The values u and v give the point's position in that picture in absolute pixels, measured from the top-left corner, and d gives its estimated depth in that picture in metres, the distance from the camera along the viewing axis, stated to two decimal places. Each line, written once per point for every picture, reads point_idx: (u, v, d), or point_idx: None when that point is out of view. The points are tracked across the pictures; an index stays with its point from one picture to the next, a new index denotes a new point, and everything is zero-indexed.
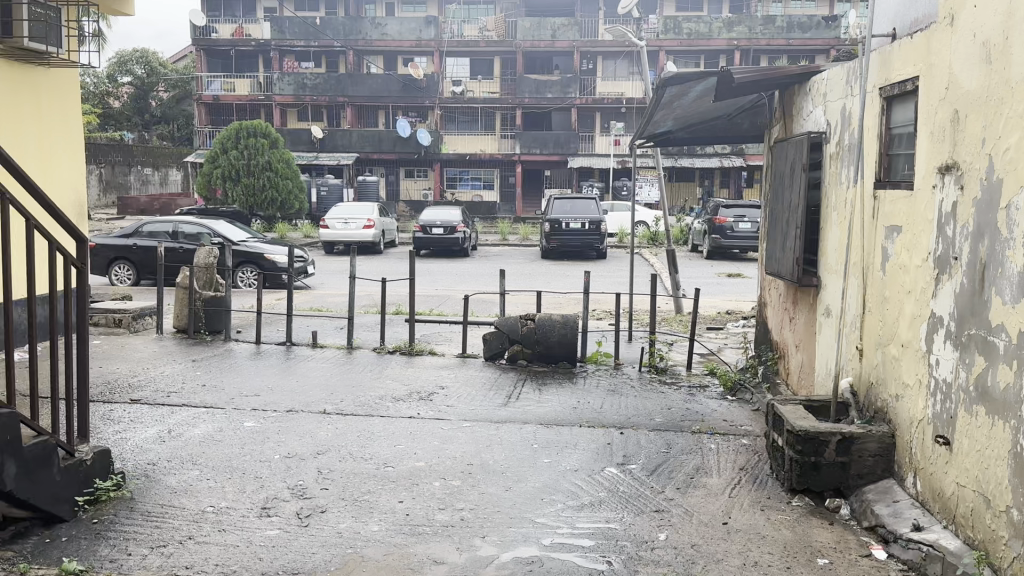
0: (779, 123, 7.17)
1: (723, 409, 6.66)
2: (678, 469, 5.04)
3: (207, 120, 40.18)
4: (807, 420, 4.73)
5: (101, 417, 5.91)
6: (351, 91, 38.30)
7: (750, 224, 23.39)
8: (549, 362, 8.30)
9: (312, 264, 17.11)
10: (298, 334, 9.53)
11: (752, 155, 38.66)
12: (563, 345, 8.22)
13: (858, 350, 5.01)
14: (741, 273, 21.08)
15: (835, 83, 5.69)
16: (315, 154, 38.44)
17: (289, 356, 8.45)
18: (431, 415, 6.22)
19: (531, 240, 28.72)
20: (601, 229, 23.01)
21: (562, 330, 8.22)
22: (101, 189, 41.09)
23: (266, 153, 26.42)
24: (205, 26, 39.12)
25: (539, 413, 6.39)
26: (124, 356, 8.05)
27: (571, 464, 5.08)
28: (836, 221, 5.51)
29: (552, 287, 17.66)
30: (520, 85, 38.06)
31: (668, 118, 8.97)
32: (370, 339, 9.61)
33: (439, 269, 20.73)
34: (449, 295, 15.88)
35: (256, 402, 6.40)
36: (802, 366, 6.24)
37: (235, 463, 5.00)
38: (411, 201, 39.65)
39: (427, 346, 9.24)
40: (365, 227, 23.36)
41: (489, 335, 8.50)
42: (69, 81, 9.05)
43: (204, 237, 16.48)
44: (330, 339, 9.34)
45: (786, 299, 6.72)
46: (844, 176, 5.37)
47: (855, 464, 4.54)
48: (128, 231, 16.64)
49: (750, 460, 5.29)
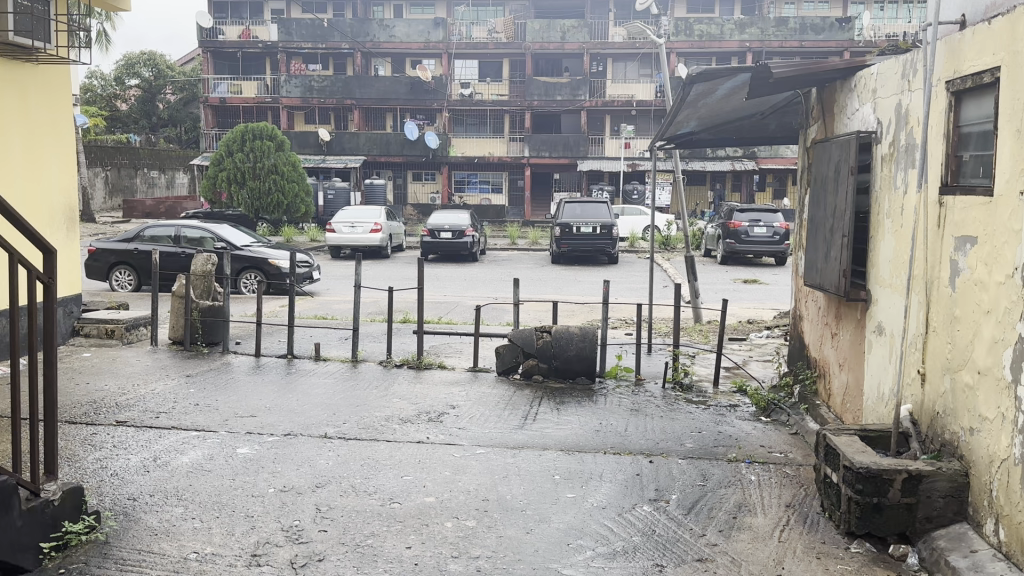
0: (816, 122, 6.64)
1: (758, 433, 6.12)
2: (718, 508, 4.53)
3: (213, 123, 39.82)
4: (866, 454, 4.21)
5: (82, 442, 5.42)
6: (358, 93, 37.84)
7: (766, 229, 22.89)
8: (567, 377, 7.77)
9: (318, 269, 16.64)
10: (300, 345, 9.04)
11: (764, 159, 38.00)
12: (582, 360, 7.69)
13: (920, 375, 4.48)
14: (758, 279, 20.51)
15: (887, 77, 5.17)
16: (322, 156, 37.94)
17: (290, 370, 7.95)
18: (442, 439, 5.70)
19: (541, 244, 28.18)
20: (613, 233, 22.48)
21: (580, 343, 7.70)
22: (107, 192, 40.68)
23: (271, 156, 25.94)
24: (211, 28, 38.80)
25: (560, 436, 5.87)
26: (113, 371, 7.56)
27: (598, 501, 4.57)
28: (891, 229, 4.97)
29: (564, 294, 17.13)
30: (529, 88, 37.55)
31: (692, 118, 8.47)
32: (375, 350, 9.11)
33: (447, 274, 20.24)
34: (458, 303, 15.36)
35: (253, 425, 5.91)
36: (848, 388, 5.71)
37: (225, 499, 4.50)
38: (419, 205, 39.16)
39: (436, 359, 8.73)
40: (371, 232, 22.89)
41: (502, 348, 7.99)
42: (60, 75, 8.57)
43: (207, 242, 16.03)
44: (334, 351, 8.84)
45: (827, 313, 6.20)
46: (901, 180, 4.85)
47: (922, 506, 4.01)
48: (129, 235, 16.21)
49: (797, 496, 4.78)
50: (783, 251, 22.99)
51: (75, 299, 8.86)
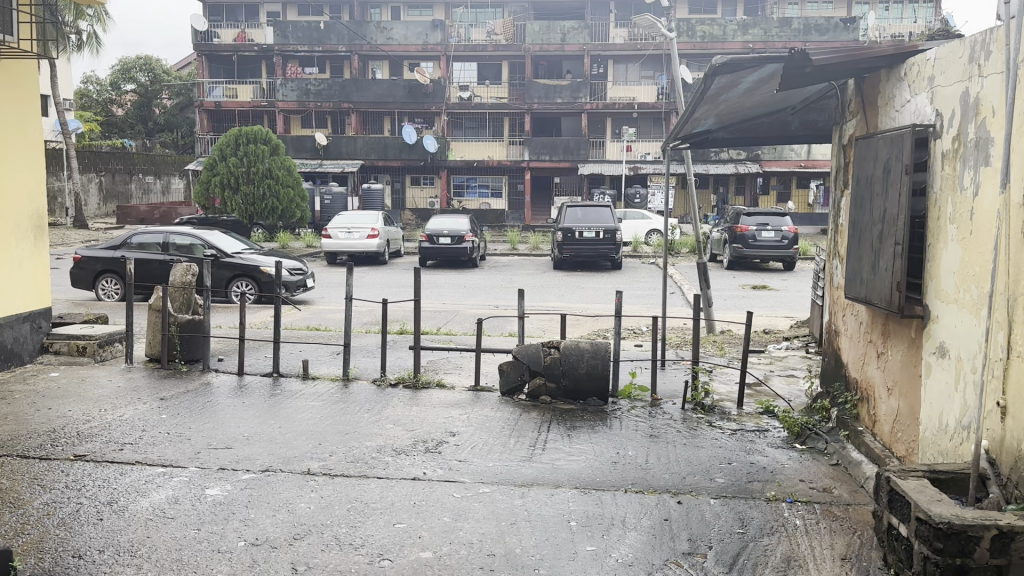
0: (855, 117, 6.01)
1: (796, 468, 5.45)
2: (762, 564, 3.88)
3: (209, 128, 39.22)
4: (943, 504, 3.54)
5: (31, 482, 4.75)
6: (356, 97, 37.25)
7: (773, 233, 22.30)
8: (577, 398, 7.11)
9: (312, 276, 15.99)
10: (288, 361, 8.37)
11: (768, 161, 37.35)
12: (592, 378, 7.02)
13: (1001, 407, 3.82)
14: (767, 285, 19.86)
15: (950, 62, 4.52)
16: (319, 161, 37.35)
17: (275, 390, 7.29)
18: (441, 475, 5.04)
19: (542, 249, 27.55)
20: (617, 238, 21.83)
21: (592, 360, 7.02)
22: (102, 198, 39.94)
23: (265, 160, 25.25)
24: (207, 31, 38.27)
25: (573, 469, 5.20)
26: (79, 394, 6.89)
27: (622, 556, 3.91)
28: (957, 236, 4.33)
29: (567, 303, 16.49)
30: (529, 90, 36.93)
31: (711, 114, 7.87)
32: (368, 366, 8.45)
33: (446, 281, 19.60)
34: (457, 311, 14.71)
35: (231, 458, 5.27)
36: (901, 415, 5.06)
37: (185, 557, 3.83)
38: (417, 210, 38.53)
39: (434, 375, 8.08)
40: (368, 237, 22.25)
41: (506, 365, 7.34)
42: (27, 72, 7.93)
43: (197, 249, 15.35)
44: (323, 368, 8.18)
45: (870, 329, 5.58)
46: (970, 179, 4.20)
47: (1014, 568, 3.36)
48: (116, 243, 15.53)
49: (852, 546, 4.12)
50: (791, 256, 22.39)
51: (45, 314, 8.21)
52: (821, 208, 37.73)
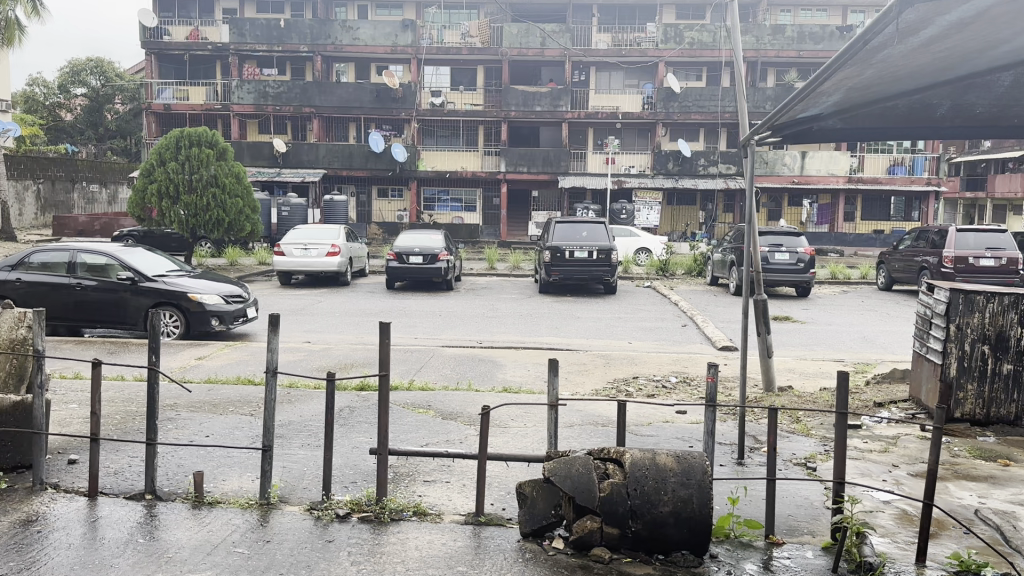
0: None
1: None
2: None
3: (157, 132, 35.84)
4: None
5: None
6: (318, 101, 34.09)
7: (788, 255, 19.66)
8: (654, 554, 4.20)
9: (255, 304, 12.89)
10: (175, 471, 5.29)
11: (760, 177, 34.95)
12: (683, 523, 4.11)
13: None
14: (790, 315, 17.25)
15: None
16: (278, 169, 34.21)
17: (141, 538, 4.29)
18: None
19: (522, 268, 24.78)
20: (612, 258, 19.03)
21: (682, 491, 4.13)
22: (39, 207, 36.01)
23: (210, 166, 22.03)
24: (156, 26, 34.82)
25: None
26: None
27: None
28: None
29: (563, 339, 13.65)
30: (506, 97, 34.06)
31: (849, 82, 5.16)
32: (305, 472, 5.42)
33: (418, 308, 16.62)
34: (434, 350, 11.75)
35: None
36: None
37: None
38: (384, 224, 35.44)
39: (411, 493, 5.10)
40: (328, 255, 19.13)
41: (530, 488, 4.42)
42: None
43: (111, 270, 12.14)
44: (229, 482, 5.13)
45: None
46: None
47: None
48: (12, 260, 12.28)
49: None
50: (807, 282, 19.78)
51: None
52: (814, 227, 35.70)
